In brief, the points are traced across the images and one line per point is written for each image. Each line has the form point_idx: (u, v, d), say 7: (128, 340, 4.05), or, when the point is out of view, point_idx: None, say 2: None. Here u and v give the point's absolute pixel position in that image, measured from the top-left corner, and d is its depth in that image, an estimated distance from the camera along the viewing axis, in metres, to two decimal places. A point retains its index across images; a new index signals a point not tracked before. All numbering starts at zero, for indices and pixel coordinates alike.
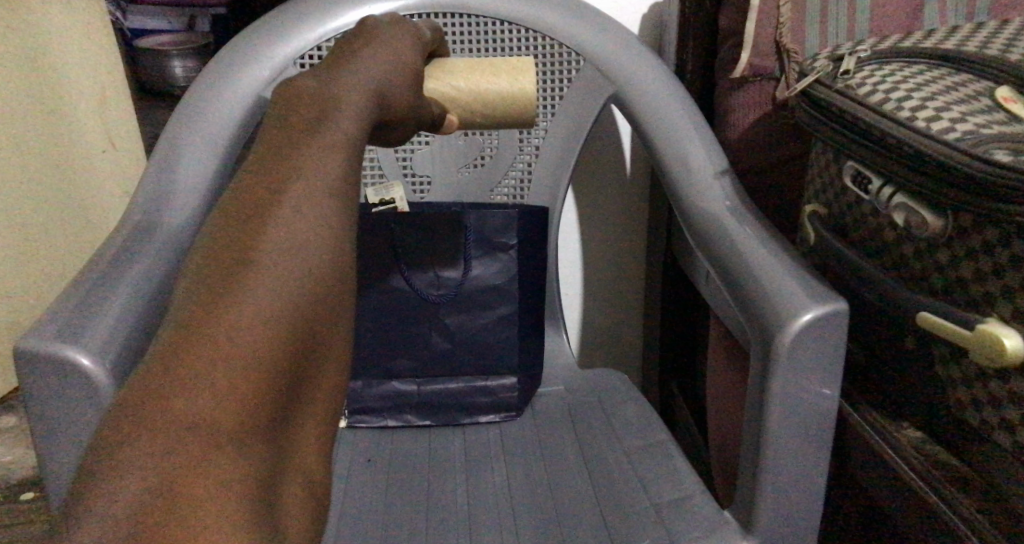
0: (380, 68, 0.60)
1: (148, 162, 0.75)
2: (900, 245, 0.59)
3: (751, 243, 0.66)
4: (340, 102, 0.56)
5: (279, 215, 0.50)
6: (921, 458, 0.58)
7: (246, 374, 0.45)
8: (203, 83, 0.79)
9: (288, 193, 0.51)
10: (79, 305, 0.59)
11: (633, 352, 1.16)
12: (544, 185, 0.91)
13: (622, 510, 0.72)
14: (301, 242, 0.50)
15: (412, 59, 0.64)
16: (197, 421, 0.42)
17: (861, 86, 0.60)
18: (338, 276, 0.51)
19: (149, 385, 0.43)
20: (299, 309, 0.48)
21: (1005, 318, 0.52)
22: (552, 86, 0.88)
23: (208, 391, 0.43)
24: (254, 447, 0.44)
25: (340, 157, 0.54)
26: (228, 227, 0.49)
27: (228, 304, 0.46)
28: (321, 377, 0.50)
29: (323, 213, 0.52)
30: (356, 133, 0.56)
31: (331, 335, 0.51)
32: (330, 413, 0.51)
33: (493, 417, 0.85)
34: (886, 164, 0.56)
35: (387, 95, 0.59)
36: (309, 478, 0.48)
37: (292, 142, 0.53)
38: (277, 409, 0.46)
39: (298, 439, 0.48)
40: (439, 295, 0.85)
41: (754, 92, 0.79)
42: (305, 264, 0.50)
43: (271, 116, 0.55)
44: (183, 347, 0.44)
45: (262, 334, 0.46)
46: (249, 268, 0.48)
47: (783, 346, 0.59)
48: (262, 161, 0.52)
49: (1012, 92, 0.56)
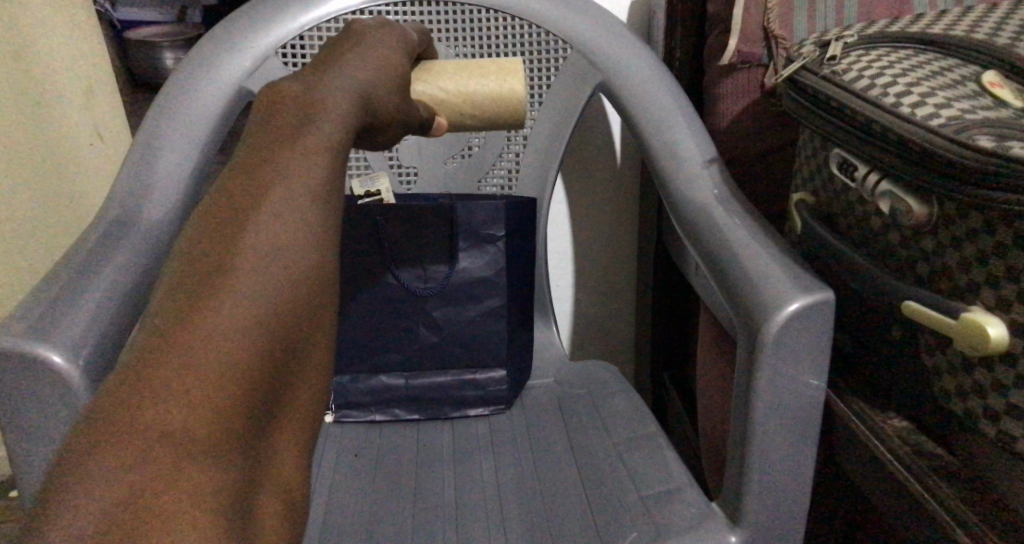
0: (364, 69, 0.59)
1: (129, 151, 0.75)
2: (886, 233, 0.59)
3: (739, 234, 0.65)
4: (323, 103, 0.55)
5: (259, 219, 0.49)
6: (907, 448, 0.58)
7: (224, 381, 0.44)
8: (184, 73, 0.78)
9: (268, 199, 0.50)
10: (52, 302, 0.59)
11: (626, 344, 1.15)
12: (533, 176, 0.91)
13: (610, 504, 0.71)
14: (282, 247, 0.49)
15: (399, 60, 0.63)
16: (170, 430, 0.41)
17: (847, 72, 0.59)
18: (320, 282, 0.51)
19: (121, 394, 0.42)
20: (278, 315, 0.48)
21: (989, 306, 0.51)
22: (540, 75, 0.87)
23: (183, 399, 0.42)
24: (229, 457, 0.43)
25: (323, 159, 0.53)
26: (206, 233, 0.49)
27: (203, 310, 0.45)
28: (301, 385, 0.49)
29: (306, 218, 0.51)
30: (340, 132, 0.55)
31: (311, 342, 0.50)
32: (310, 422, 0.50)
33: (482, 410, 0.85)
34: (871, 151, 0.55)
35: (372, 94, 0.59)
36: (285, 488, 0.47)
37: (275, 143, 0.53)
38: (255, 418, 0.45)
39: (277, 448, 0.47)
40: (426, 288, 0.84)
41: (742, 79, 0.78)
42: (285, 271, 0.49)
43: (254, 117, 0.55)
44: (160, 352, 0.43)
45: (241, 341, 0.45)
46: (227, 274, 0.47)
47: (769, 335, 0.59)
48: (243, 164, 0.52)
49: (999, 77, 0.55)
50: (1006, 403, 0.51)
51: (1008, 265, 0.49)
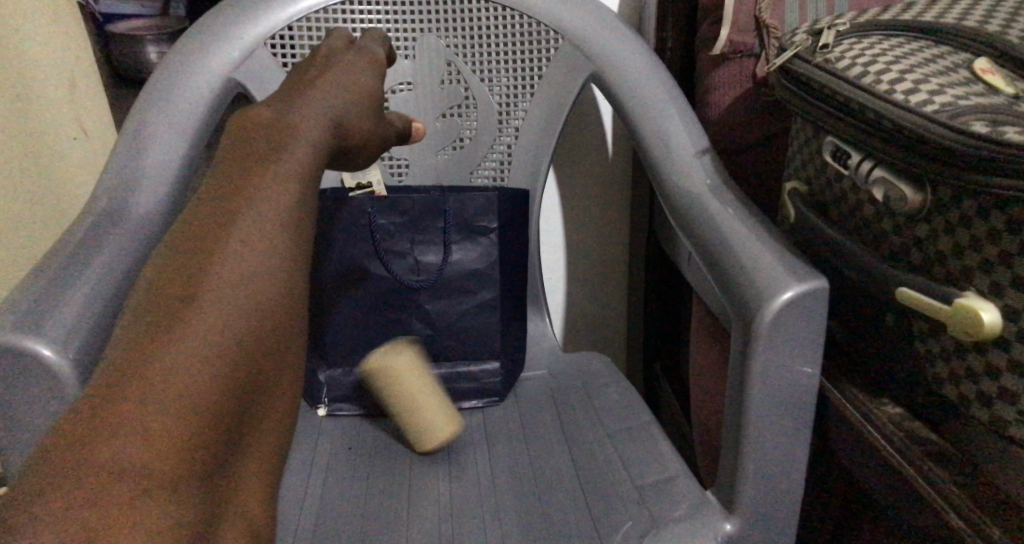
0: (335, 96, 0.64)
1: (116, 143, 0.74)
2: (880, 220, 0.59)
3: (732, 224, 0.65)
4: (296, 130, 0.59)
5: (224, 253, 0.51)
6: (900, 434, 0.58)
7: (185, 413, 0.45)
8: (171, 63, 0.77)
9: (235, 231, 0.52)
10: (41, 297, 0.58)
11: (617, 336, 1.16)
12: (525, 166, 0.90)
13: (606, 493, 0.71)
14: (245, 279, 0.51)
15: (367, 85, 0.68)
16: (126, 466, 0.42)
17: (840, 60, 0.59)
18: (286, 311, 0.53)
19: (82, 428, 0.42)
20: (242, 346, 0.49)
21: (981, 291, 0.51)
22: (530, 65, 0.86)
23: (144, 432, 0.43)
24: (191, 490, 0.44)
25: (294, 184, 0.56)
26: (173, 266, 0.50)
27: (167, 342, 0.46)
28: (264, 418, 0.51)
29: (273, 244, 0.53)
30: (313, 156, 0.59)
31: (278, 369, 0.52)
32: (273, 455, 0.51)
33: (477, 402, 0.85)
34: (866, 138, 0.56)
35: (345, 118, 0.64)
36: (249, 520, 0.47)
37: (245, 173, 0.55)
38: (219, 449, 0.46)
39: (239, 482, 0.48)
40: (420, 281, 0.84)
41: (733, 69, 0.78)
42: (250, 303, 0.51)
43: (221, 151, 0.57)
44: (122, 384, 0.44)
45: (206, 370, 0.46)
46: (192, 306, 0.48)
47: (764, 323, 0.59)
48: (211, 197, 0.54)
49: (991, 63, 0.55)
50: (998, 386, 0.51)
51: (1001, 250, 0.50)
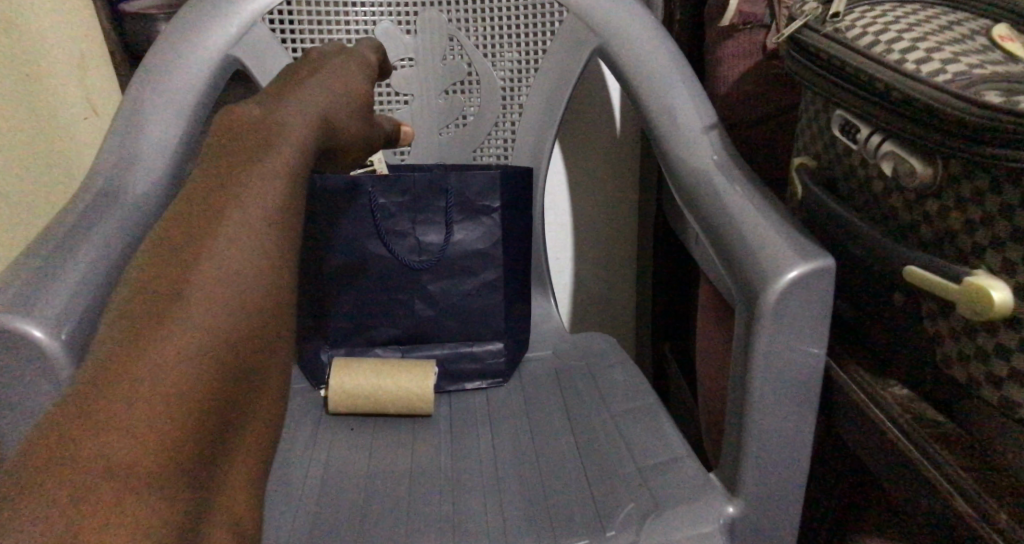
0: (326, 93, 0.64)
1: (114, 120, 0.73)
2: (889, 196, 0.57)
3: (739, 202, 0.63)
4: (281, 127, 0.59)
5: (212, 248, 0.51)
6: (908, 416, 0.56)
7: (172, 411, 0.44)
8: (168, 38, 0.76)
9: (224, 229, 0.52)
10: (33, 276, 0.58)
11: (627, 317, 1.14)
12: (530, 143, 0.88)
13: (610, 475, 0.69)
14: (233, 274, 0.51)
15: (359, 83, 0.69)
16: (112, 465, 0.41)
17: (850, 29, 0.57)
18: (273, 310, 0.53)
19: (65, 427, 0.41)
20: (229, 342, 0.49)
21: (993, 269, 0.49)
22: (535, 39, 0.84)
23: (128, 433, 0.42)
24: (177, 492, 0.43)
25: (280, 183, 0.56)
26: (159, 264, 0.50)
27: (151, 338, 0.46)
28: (252, 415, 0.50)
29: (260, 245, 0.53)
30: (300, 151, 0.59)
31: (265, 366, 0.52)
32: (261, 452, 0.51)
33: (479, 383, 0.84)
34: (874, 111, 0.54)
35: (336, 114, 0.64)
36: (233, 515, 0.47)
37: (234, 170, 0.55)
38: (207, 447, 0.45)
39: (224, 483, 0.47)
40: (421, 261, 0.82)
41: (744, 40, 0.76)
42: (237, 297, 0.50)
43: (209, 148, 0.57)
44: (108, 380, 0.44)
45: (193, 372, 0.46)
46: (177, 302, 0.48)
47: (768, 303, 0.57)
48: (198, 194, 0.54)
49: (1009, 31, 0.53)
50: (1009, 367, 0.49)
51: (1014, 226, 0.48)
